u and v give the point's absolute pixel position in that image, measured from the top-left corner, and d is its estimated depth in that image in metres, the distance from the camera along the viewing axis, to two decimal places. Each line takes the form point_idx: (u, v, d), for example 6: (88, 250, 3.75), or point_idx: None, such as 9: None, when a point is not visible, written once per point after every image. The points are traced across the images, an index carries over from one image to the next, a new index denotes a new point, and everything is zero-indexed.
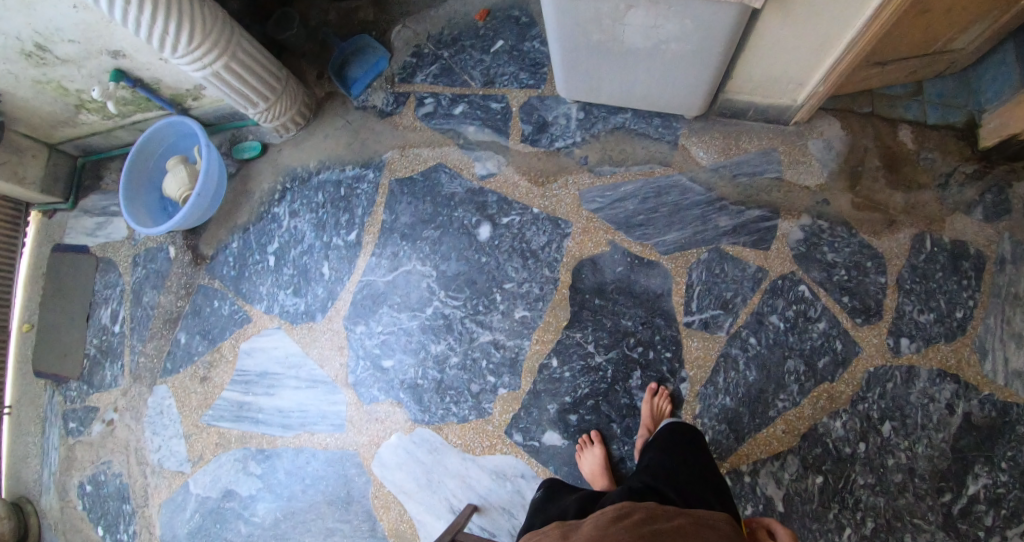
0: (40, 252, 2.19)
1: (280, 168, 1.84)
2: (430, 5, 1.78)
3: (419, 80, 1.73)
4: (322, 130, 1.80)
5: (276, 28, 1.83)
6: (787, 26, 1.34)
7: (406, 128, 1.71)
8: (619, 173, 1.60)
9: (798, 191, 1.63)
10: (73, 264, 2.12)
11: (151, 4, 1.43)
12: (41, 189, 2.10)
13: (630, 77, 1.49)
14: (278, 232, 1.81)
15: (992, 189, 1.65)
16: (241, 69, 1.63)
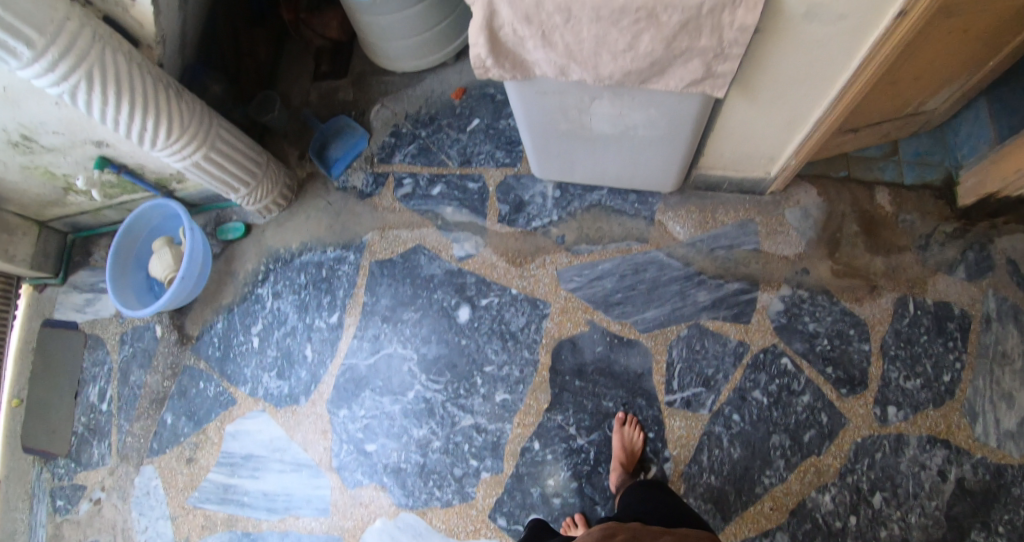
0: (29, 327, 2.03)
1: (263, 248, 1.84)
2: (407, 84, 1.81)
3: (398, 161, 1.75)
4: (304, 211, 1.81)
5: (257, 110, 1.81)
6: (754, 109, 1.36)
7: (385, 210, 1.72)
8: (596, 251, 1.61)
9: (777, 262, 1.63)
10: (64, 339, 1.99)
11: (128, 103, 1.45)
12: (31, 266, 1.98)
13: (602, 159, 1.51)
14: (261, 313, 1.81)
15: (973, 247, 1.67)
16: (221, 156, 1.66)
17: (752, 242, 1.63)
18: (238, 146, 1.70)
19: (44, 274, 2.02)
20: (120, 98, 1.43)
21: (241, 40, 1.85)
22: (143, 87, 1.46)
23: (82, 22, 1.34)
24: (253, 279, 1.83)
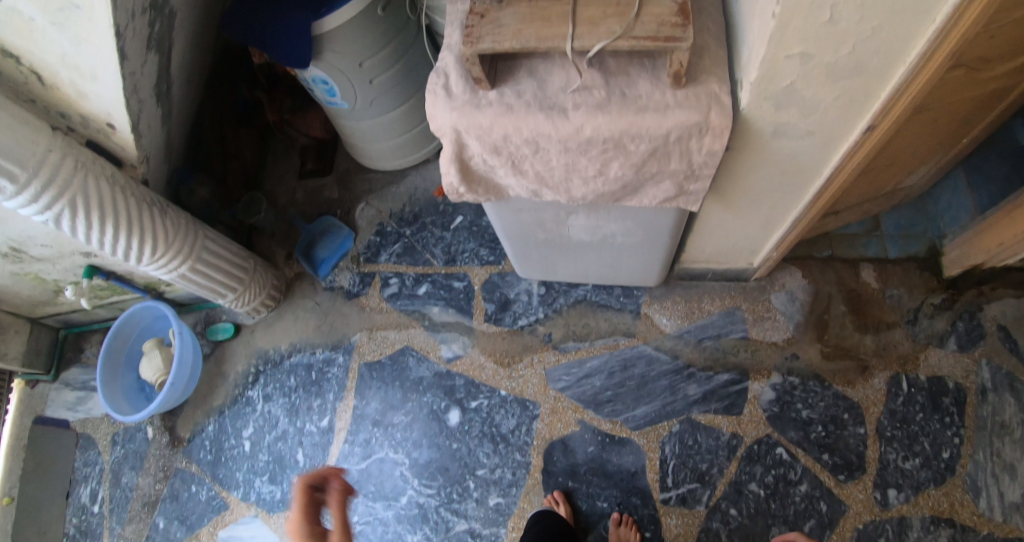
0: (19, 424, 1.86)
1: (253, 349, 1.80)
2: (390, 181, 1.83)
3: (384, 260, 1.76)
4: (293, 312, 1.80)
5: (244, 213, 1.81)
6: (728, 213, 1.36)
7: (372, 310, 1.72)
8: (583, 348, 1.61)
9: (766, 349, 1.62)
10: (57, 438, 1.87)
11: (112, 225, 1.44)
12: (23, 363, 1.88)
13: (584, 262, 1.51)
14: (252, 416, 1.76)
15: (963, 316, 1.66)
16: (206, 266, 1.64)
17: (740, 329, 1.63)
18: (225, 254, 1.69)
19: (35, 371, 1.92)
20: (104, 222, 1.42)
21: (228, 140, 1.86)
22: (127, 209, 1.45)
23: (65, 152, 1.34)
24: (244, 379, 1.79)
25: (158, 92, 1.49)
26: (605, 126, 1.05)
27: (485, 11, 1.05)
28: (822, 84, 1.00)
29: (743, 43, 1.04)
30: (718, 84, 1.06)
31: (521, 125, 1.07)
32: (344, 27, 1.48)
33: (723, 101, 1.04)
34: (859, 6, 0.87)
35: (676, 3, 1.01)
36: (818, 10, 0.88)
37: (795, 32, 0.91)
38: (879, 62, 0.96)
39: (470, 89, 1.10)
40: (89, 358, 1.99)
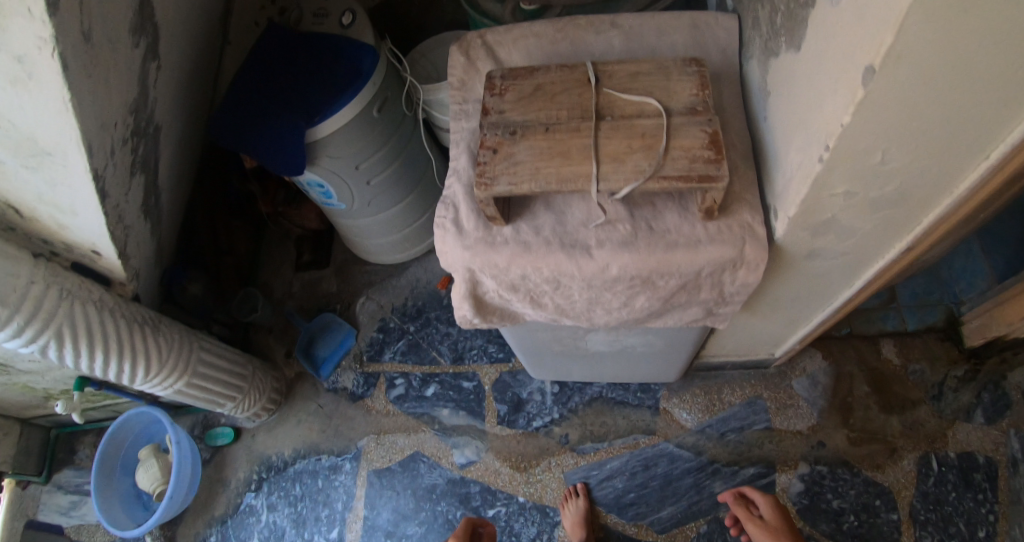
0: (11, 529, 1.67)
1: (254, 454, 1.66)
2: (390, 273, 1.77)
3: (388, 359, 1.68)
4: (295, 415, 1.69)
5: (240, 308, 1.71)
6: (751, 318, 1.31)
7: (378, 413, 1.64)
8: (602, 449, 1.55)
9: (792, 439, 1.56)
10: None
11: (103, 350, 1.33)
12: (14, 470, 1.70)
13: (601, 368, 1.45)
14: (256, 528, 1.58)
15: (987, 387, 1.58)
16: (203, 378, 1.53)
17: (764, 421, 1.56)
18: (223, 362, 1.58)
19: (27, 474, 1.75)
20: (93, 350, 1.31)
21: (222, 236, 1.76)
22: (116, 333, 1.34)
23: (45, 282, 1.22)
24: (245, 487, 1.63)
25: (145, 206, 1.37)
26: (632, 265, 1.00)
27: (499, 146, 0.99)
28: (862, 215, 0.95)
29: (778, 172, 0.99)
30: (750, 214, 1.01)
31: (538, 263, 1.01)
32: (338, 132, 1.41)
33: (757, 233, 0.99)
34: (911, 150, 0.82)
35: (706, 134, 0.96)
36: (867, 156, 0.82)
37: (840, 175, 0.86)
38: (925, 194, 0.90)
39: (482, 225, 1.04)
40: (83, 460, 1.82)
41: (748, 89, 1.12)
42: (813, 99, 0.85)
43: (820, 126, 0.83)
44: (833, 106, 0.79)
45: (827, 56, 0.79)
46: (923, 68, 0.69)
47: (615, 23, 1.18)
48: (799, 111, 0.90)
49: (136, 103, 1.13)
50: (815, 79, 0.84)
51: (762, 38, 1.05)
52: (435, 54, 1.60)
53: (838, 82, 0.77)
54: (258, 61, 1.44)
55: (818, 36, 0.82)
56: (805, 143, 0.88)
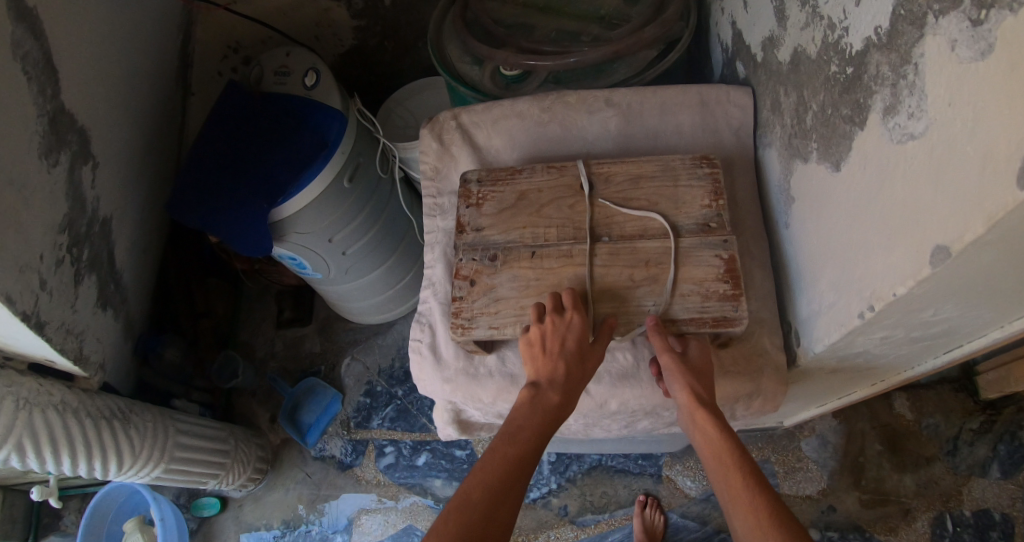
0: None
1: (243, 525, 1.56)
2: (376, 330, 1.68)
3: (376, 425, 1.60)
4: (281, 484, 1.59)
5: (219, 373, 1.61)
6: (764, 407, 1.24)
7: (369, 483, 1.56)
8: (603, 521, 1.47)
9: (803, 505, 1.47)
10: None
11: (70, 452, 1.21)
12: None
13: (600, 445, 1.39)
14: None
15: (1003, 438, 1.42)
16: (182, 461, 1.41)
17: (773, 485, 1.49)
18: (201, 439, 1.46)
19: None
20: (57, 455, 1.20)
21: (197, 298, 1.64)
22: (81, 435, 1.21)
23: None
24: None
25: (102, 299, 1.25)
26: (634, 400, 0.95)
27: (476, 275, 0.90)
28: (899, 346, 0.86)
29: (802, 296, 0.90)
30: (771, 338, 0.94)
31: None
32: (305, 211, 1.31)
33: (779, 362, 0.93)
34: (967, 305, 0.72)
35: (721, 261, 0.87)
36: (918, 311, 0.72)
37: (880, 327, 0.77)
38: (968, 331, 0.81)
39: (463, 355, 0.98)
40: (69, 526, 1.60)
41: (764, 179, 1.01)
42: (854, 244, 0.75)
43: (861, 281, 0.73)
44: (883, 270, 0.69)
45: (879, 209, 0.69)
46: (1000, 255, 0.60)
47: (611, 99, 1.05)
48: (833, 246, 0.80)
49: (69, 218, 1.01)
50: (859, 224, 0.74)
51: (784, 130, 0.93)
52: (416, 102, 1.50)
53: (893, 247, 0.67)
54: (220, 131, 1.31)
55: (869, 172, 0.71)
56: (839, 286, 0.79)
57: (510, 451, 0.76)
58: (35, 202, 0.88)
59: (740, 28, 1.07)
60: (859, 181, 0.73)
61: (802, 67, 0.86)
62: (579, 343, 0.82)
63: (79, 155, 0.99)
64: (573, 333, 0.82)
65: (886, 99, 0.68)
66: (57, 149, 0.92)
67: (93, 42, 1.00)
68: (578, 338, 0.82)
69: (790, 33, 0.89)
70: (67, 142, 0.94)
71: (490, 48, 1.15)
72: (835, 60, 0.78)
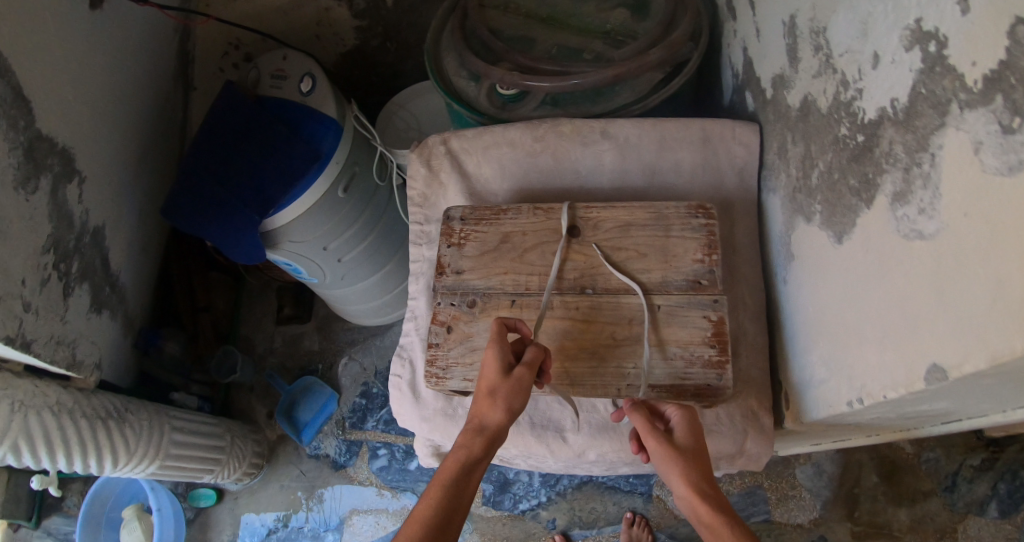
0: None
1: (238, 516, 1.59)
2: (375, 331, 1.69)
3: (371, 427, 1.62)
4: (276, 479, 1.62)
5: (218, 369, 1.61)
6: None
7: (362, 484, 1.57)
8: (590, 536, 1.46)
9: (793, 533, 1.45)
10: None
11: (74, 451, 1.19)
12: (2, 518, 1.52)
13: None
14: None
15: (1005, 477, 1.35)
16: (181, 456, 1.41)
17: (763, 512, 1.47)
18: (196, 437, 1.45)
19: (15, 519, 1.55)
20: (53, 454, 1.16)
21: (198, 293, 1.63)
22: (77, 434, 1.18)
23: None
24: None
25: (97, 303, 1.24)
26: (612, 453, 0.92)
27: (454, 322, 0.89)
28: (892, 420, 0.83)
29: (793, 361, 0.87)
30: (759, 397, 0.90)
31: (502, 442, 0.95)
32: (297, 221, 1.29)
33: (762, 423, 0.90)
34: (963, 401, 0.69)
35: (709, 323, 0.83)
36: (912, 404, 0.69)
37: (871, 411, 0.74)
38: (967, 413, 0.78)
39: (441, 396, 0.97)
40: (71, 508, 1.62)
41: (766, 226, 0.95)
42: (850, 329, 0.71)
43: (855, 370, 0.70)
44: (878, 369, 0.66)
45: (879, 303, 0.66)
46: (998, 379, 0.57)
47: (607, 131, 0.99)
48: (827, 322, 0.77)
49: (53, 234, 1.02)
50: (856, 310, 0.70)
51: (789, 180, 0.88)
52: (420, 104, 1.47)
53: (891, 348, 0.64)
54: (208, 138, 1.26)
55: (868, 259, 0.67)
56: (831, 366, 0.76)
57: (431, 502, 0.72)
58: (2, 236, 0.89)
59: (751, 56, 0.99)
60: (860, 265, 0.69)
61: (812, 118, 0.80)
62: (499, 375, 0.77)
63: (62, 175, 1.03)
64: (495, 371, 0.77)
65: (896, 182, 0.62)
66: (37, 173, 0.97)
67: (70, 70, 1.06)
68: (495, 372, 0.77)
69: (800, 78, 0.82)
70: (48, 166, 1.00)
71: (488, 65, 1.11)
72: (846, 121, 0.71)
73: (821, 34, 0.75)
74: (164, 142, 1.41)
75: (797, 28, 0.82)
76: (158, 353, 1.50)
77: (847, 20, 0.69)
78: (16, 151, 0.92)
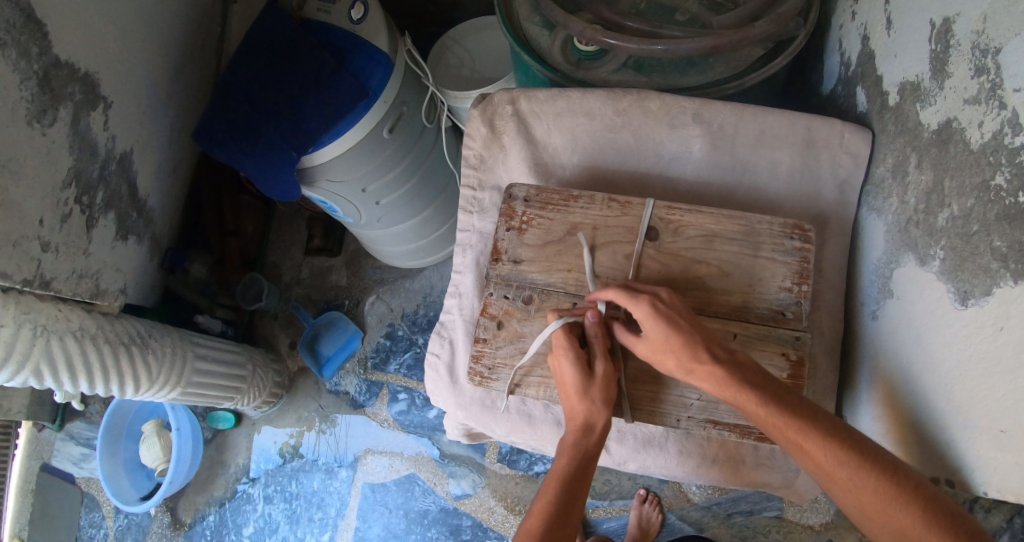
0: (27, 468, 1.61)
1: (256, 442, 1.60)
2: (405, 274, 1.65)
3: (392, 370, 1.60)
4: (294, 411, 1.61)
5: (244, 294, 1.58)
6: None
7: (379, 425, 1.57)
8: (601, 507, 1.41)
9: (803, 535, 1.31)
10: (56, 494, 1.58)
11: (102, 376, 1.09)
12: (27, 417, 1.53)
13: None
14: (251, 515, 1.55)
15: None
16: (208, 381, 1.34)
17: (777, 509, 1.33)
18: (220, 365, 1.37)
19: (39, 422, 1.57)
20: (74, 379, 1.05)
21: (228, 215, 1.56)
22: (99, 360, 1.07)
23: (17, 323, 0.94)
24: (244, 475, 1.58)
25: (122, 230, 1.19)
26: (653, 466, 0.88)
27: (505, 318, 0.81)
28: None
29: (863, 404, 0.82)
30: None
31: (541, 439, 0.91)
32: (338, 160, 1.18)
33: None
34: None
35: (787, 363, 0.76)
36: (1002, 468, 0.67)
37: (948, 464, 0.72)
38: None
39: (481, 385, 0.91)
40: (94, 415, 1.63)
41: (861, 250, 0.85)
42: (953, 406, 0.67)
43: (952, 452, 0.67)
44: (986, 464, 0.63)
45: (1000, 400, 0.61)
46: None
47: (700, 115, 0.87)
48: (924, 385, 0.72)
49: (74, 167, 1.02)
50: (965, 390, 0.65)
51: (904, 208, 0.77)
52: (476, 41, 1.34)
53: (1000, 446, 0.61)
54: (250, 67, 1.14)
55: (1000, 347, 0.61)
56: (917, 432, 0.72)
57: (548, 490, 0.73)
58: (14, 176, 0.89)
59: (872, 47, 0.86)
60: (981, 352, 0.63)
61: (952, 148, 0.69)
62: (581, 376, 0.74)
63: (85, 103, 1.02)
64: (598, 409, 0.74)
65: None
66: (54, 104, 0.96)
67: None
68: (578, 381, 0.74)
69: (946, 96, 0.70)
70: (68, 94, 0.99)
71: (568, 15, 0.94)
72: (1005, 170, 0.61)
73: (991, 54, 0.63)
74: (188, 59, 1.31)
75: (952, 35, 0.69)
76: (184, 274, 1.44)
77: None
78: (30, 83, 0.91)
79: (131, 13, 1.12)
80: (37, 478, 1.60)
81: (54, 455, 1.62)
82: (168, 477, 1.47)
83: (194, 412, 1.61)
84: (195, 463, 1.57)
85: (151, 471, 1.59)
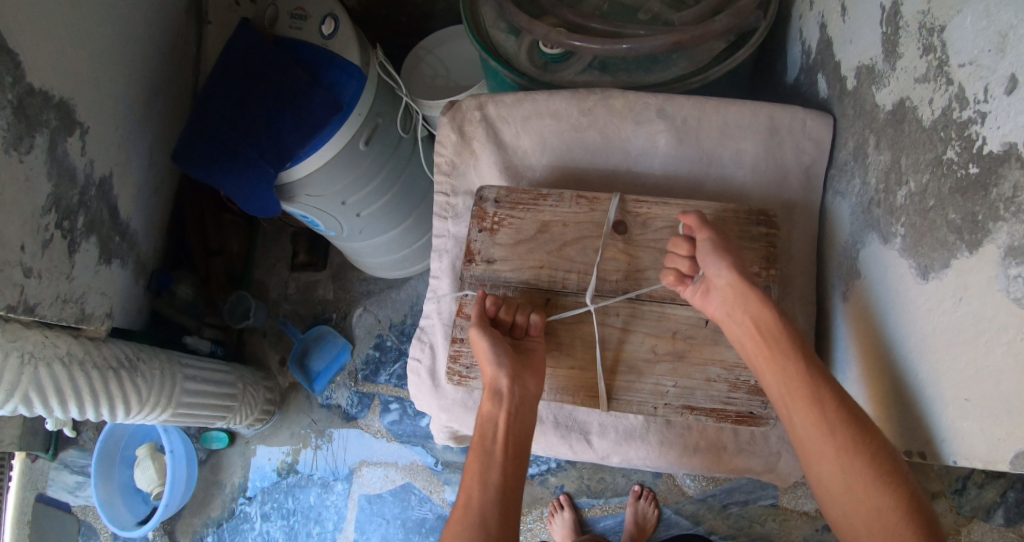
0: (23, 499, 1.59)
1: (249, 461, 1.59)
2: (391, 284, 1.65)
3: (383, 380, 1.60)
4: (287, 427, 1.61)
5: (232, 314, 1.58)
6: None
7: (372, 438, 1.57)
8: (596, 506, 1.40)
9: (798, 521, 1.32)
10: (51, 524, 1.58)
11: (93, 401, 1.10)
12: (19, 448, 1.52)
13: None
14: (249, 533, 1.55)
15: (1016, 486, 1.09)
16: (197, 402, 1.34)
17: (772, 497, 1.33)
18: (210, 385, 1.37)
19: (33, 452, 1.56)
20: (63, 405, 1.06)
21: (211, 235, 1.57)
22: (88, 385, 1.07)
23: (3, 352, 0.94)
24: (240, 494, 1.57)
25: (105, 254, 1.19)
26: (637, 458, 0.89)
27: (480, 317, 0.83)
28: None
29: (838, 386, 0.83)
30: None
31: None
32: (316, 173, 1.19)
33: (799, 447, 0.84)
34: None
35: None
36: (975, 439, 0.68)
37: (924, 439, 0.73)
38: None
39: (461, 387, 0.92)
40: (87, 442, 1.63)
41: (829, 234, 0.86)
42: (921, 378, 0.68)
43: (922, 424, 0.67)
44: (955, 434, 0.64)
45: (965, 367, 0.62)
46: None
47: (664, 110, 0.89)
48: (893, 361, 0.72)
49: (53, 193, 1.02)
50: (932, 362, 0.66)
51: (866, 189, 0.78)
52: (447, 50, 1.36)
53: (968, 414, 0.62)
54: (223, 87, 1.15)
55: (962, 315, 0.62)
56: (889, 410, 0.73)
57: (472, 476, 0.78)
58: None
59: (830, 35, 0.87)
60: (943, 322, 0.64)
61: (907, 127, 0.70)
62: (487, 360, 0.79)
63: (61, 130, 1.03)
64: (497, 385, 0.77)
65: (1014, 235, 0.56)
66: (30, 132, 0.97)
67: None
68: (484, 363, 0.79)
69: (899, 76, 0.71)
70: (44, 121, 1.00)
71: (531, 19, 0.96)
72: (955, 144, 0.63)
73: (937, 33, 0.65)
74: (162, 81, 1.32)
75: (901, 17, 0.70)
76: (171, 295, 1.45)
77: (976, 27, 0.59)
78: (4, 111, 0.92)
79: (101, 39, 1.12)
80: (34, 509, 1.57)
81: (49, 484, 1.61)
82: (165, 499, 1.47)
83: (187, 433, 1.61)
84: (190, 485, 1.56)
85: (147, 495, 1.58)
